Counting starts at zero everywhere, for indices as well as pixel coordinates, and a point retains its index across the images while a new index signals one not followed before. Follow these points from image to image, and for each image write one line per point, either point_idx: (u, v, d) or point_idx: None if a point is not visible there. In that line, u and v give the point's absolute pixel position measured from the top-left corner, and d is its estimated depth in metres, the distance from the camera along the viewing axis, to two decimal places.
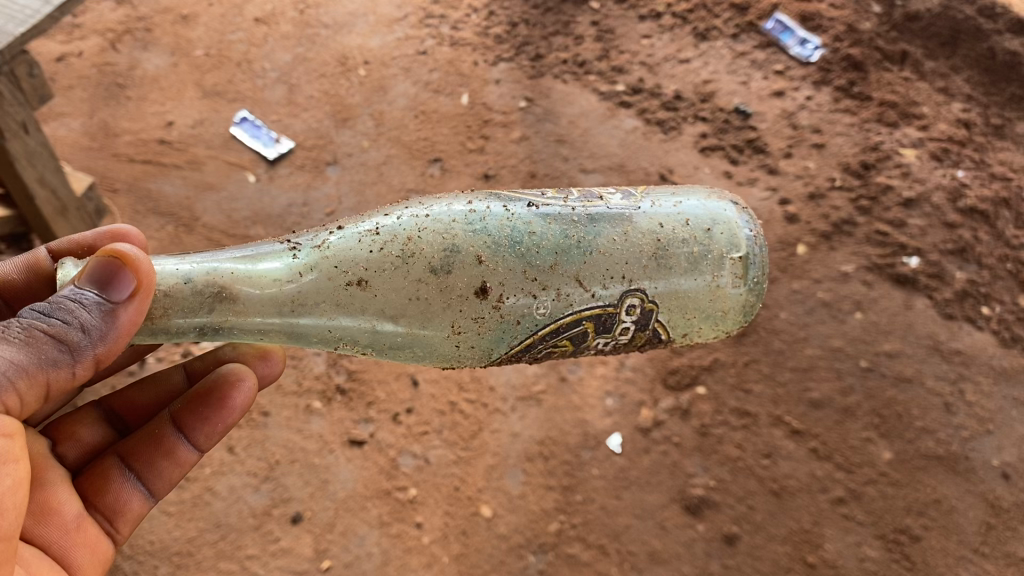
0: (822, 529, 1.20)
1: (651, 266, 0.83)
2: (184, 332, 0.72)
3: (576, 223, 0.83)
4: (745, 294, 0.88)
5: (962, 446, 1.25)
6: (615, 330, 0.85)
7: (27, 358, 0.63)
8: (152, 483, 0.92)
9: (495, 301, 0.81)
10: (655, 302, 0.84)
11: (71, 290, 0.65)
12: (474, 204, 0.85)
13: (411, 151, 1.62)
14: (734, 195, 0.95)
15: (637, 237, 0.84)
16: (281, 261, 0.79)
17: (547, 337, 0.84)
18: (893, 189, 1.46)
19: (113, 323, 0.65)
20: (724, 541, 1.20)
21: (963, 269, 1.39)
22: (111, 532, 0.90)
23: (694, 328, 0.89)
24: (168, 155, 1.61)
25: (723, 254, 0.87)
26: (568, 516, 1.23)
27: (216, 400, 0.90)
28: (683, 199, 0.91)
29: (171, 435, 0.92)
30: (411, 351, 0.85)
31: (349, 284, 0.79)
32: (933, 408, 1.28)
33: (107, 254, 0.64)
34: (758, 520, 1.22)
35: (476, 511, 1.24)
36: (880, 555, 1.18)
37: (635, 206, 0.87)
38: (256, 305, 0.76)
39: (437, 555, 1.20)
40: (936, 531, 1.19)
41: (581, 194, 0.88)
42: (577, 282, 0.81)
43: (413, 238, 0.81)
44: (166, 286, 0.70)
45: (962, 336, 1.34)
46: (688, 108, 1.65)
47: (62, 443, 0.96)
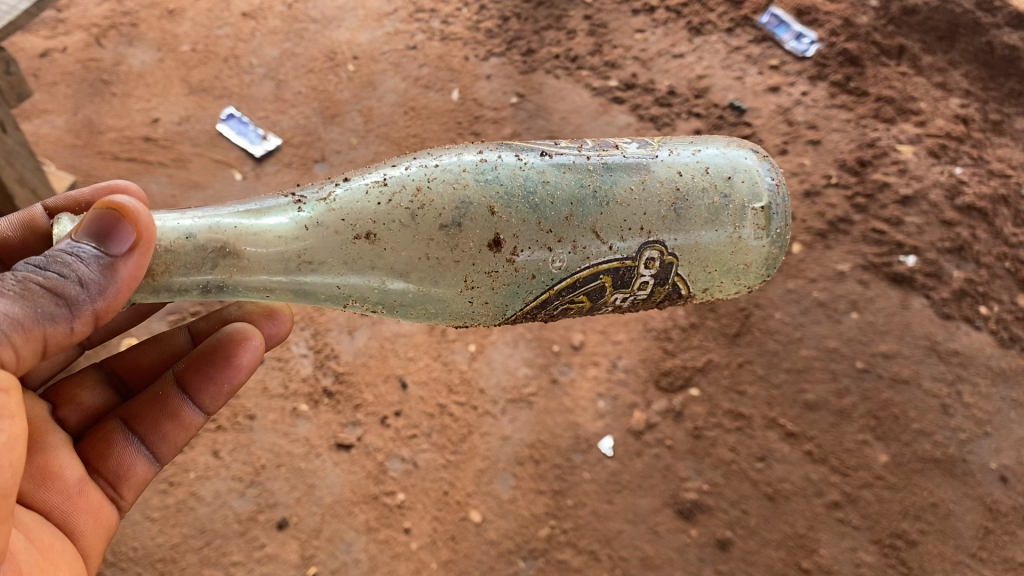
0: (817, 534, 1.18)
1: (672, 215, 0.80)
2: (187, 289, 0.71)
3: (591, 172, 0.80)
4: (768, 245, 0.85)
5: (959, 449, 1.23)
6: (634, 287, 0.83)
7: (23, 310, 0.61)
8: (157, 446, 0.93)
9: (509, 255, 0.79)
10: (675, 255, 0.81)
11: (68, 243, 0.63)
12: (485, 154, 0.83)
13: (400, 148, 1.59)
14: (755, 144, 0.91)
15: (655, 186, 0.81)
16: (287, 215, 0.78)
17: (563, 292, 0.82)
18: (890, 187, 1.44)
19: (112, 277, 0.63)
20: (717, 546, 1.18)
21: (961, 268, 1.36)
22: (115, 498, 0.90)
23: (715, 282, 0.87)
24: (153, 153, 1.58)
25: (745, 204, 0.84)
26: (559, 520, 1.21)
27: (222, 359, 0.91)
28: (702, 148, 0.88)
29: (175, 397, 0.93)
30: (423, 308, 0.84)
31: (357, 238, 0.78)
32: (931, 410, 1.26)
33: (105, 206, 0.63)
34: (752, 525, 1.20)
35: (466, 516, 1.22)
36: (876, 560, 1.16)
37: (651, 154, 0.84)
38: (261, 262, 0.75)
39: (426, 561, 1.18)
40: (933, 535, 1.17)
41: (596, 143, 0.85)
42: (594, 234, 0.79)
43: (423, 190, 0.80)
44: (169, 241, 0.69)
45: (960, 336, 1.32)
46: (682, 103, 1.62)
47: (64, 407, 0.96)
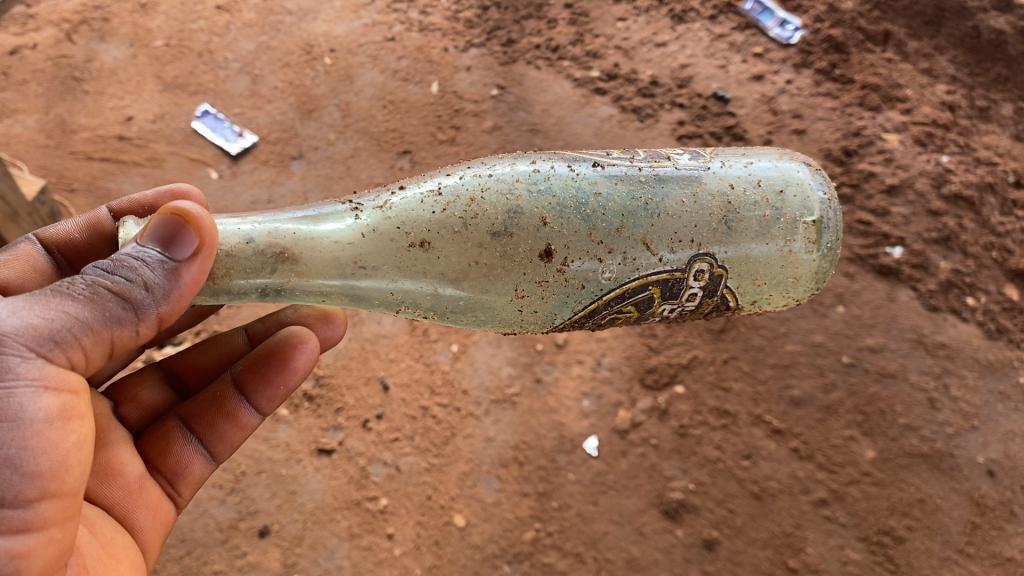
0: (803, 532, 1.17)
1: (723, 228, 0.78)
2: (246, 293, 0.71)
3: (644, 184, 0.79)
4: (818, 260, 0.83)
5: (947, 443, 1.22)
6: (682, 298, 0.81)
7: (92, 314, 0.61)
8: (214, 446, 0.93)
9: (560, 265, 0.77)
10: (725, 268, 0.80)
11: (134, 247, 0.63)
12: (537, 164, 0.82)
13: (379, 143, 1.57)
14: (810, 158, 0.89)
15: (707, 199, 0.79)
16: (344, 222, 0.77)
17: (612, 302, 0.81)
18: (876, 176, 1.42)
19: (177, 282, 0.63)
20: (703, 547, 1.17)
21: (947, 259, 1.35)
22: (174, 495, 0.90)
23: (764, 295, 0.84)
24: (127, 152, 1.55)
25: (796, 218, 0.82)
26: (544, 523, 1.20)
27: (278, 362, 0.90)
28: (756, 159, 0.85)
29: (232, 398, 0.93)
30: (474, 315, 0.83)
31: (411, 246, 0.76)
32: (917, 404, 1.25)
33: (169, 212, 0.62)
34: (738, 524, 1.18)
35: (450, 521, 1.20)
36: (863, 558, 1.15)
37: (705, 166, 0.82)
38: (319, 267, 0.74)
39: (410, 566, 1.17)
40: (921, 532, 1.16)
41: (647, 153, 0.83)
42: (644, 246, 0.77)
43: (476, 199, 0.78)
44: (229, 246, 0.68)
45: (947, 329, 1.31)
46: (665, 94, 1.60)
47: (124, 405, 0.95)
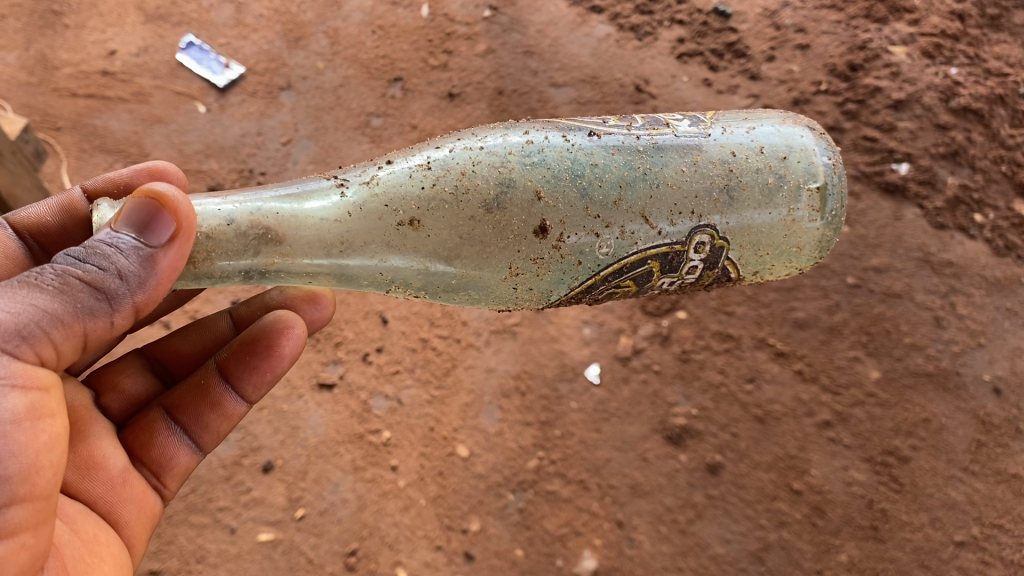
0: (808, 454, 1.17)
1: (723, 199, 0.77)
2: (228, 276, 0.69)
3: (641, 154, 0.77)
4: (822, 229, 0.81)
5: (952, 362, 1.20)
6: (682, 272, 0.79)
7: (62, 306, 0.60)
8: (199, 436, 0.93)
9: (556, 242, 0.76)
10: (726, 239, 0.78)
11: (107, 233, 0.62)
12: (530, 134, 0.79)
13: (369, 71, 1.52)
14: (815, 121, 0.86)
15: (707, 168, 0.77)
16: (330, 200, 0.74)
17: (609, 277, 0.79)
18: (882, 91, 1.37)
19: (152, 269, 0.62)
20: (707, 471, 1.17)
21: (956, 174, 1.31)
22: (159, 487, 0.90)
23: (766, 265, 0.82)
24: (112, 87, 1.51)
25: (800, 184, 0.79)
26: (547, 451, 1.20)
27: (264, 349, 0.91)
28: (756, 123, 0.82)
29: (217, 386, 0.93)
30: (467, 294, 0.81)
31: (401, 224, 0.75)
32: (923, 323, 1.23)
33: (143, 195, 0.61)
34: (742, 448, 1.18)
35: (453, 451, 1.20)
36: (868, 478, 1.14)
37: (705, 133, 0.79)
38: (305, 246, 0.72)
39: (414, 498, 1.17)
40: (925, 451, 1.15)
41: (646, 120, 0.80)
42: (643, 219, 0.75)
43: (468, 172, 0.76)
44: (210, 227, 0.66)
45: (954, 247, 1.28)
46: (663, 10, 1.54)
47: (106, 394, 0.95)
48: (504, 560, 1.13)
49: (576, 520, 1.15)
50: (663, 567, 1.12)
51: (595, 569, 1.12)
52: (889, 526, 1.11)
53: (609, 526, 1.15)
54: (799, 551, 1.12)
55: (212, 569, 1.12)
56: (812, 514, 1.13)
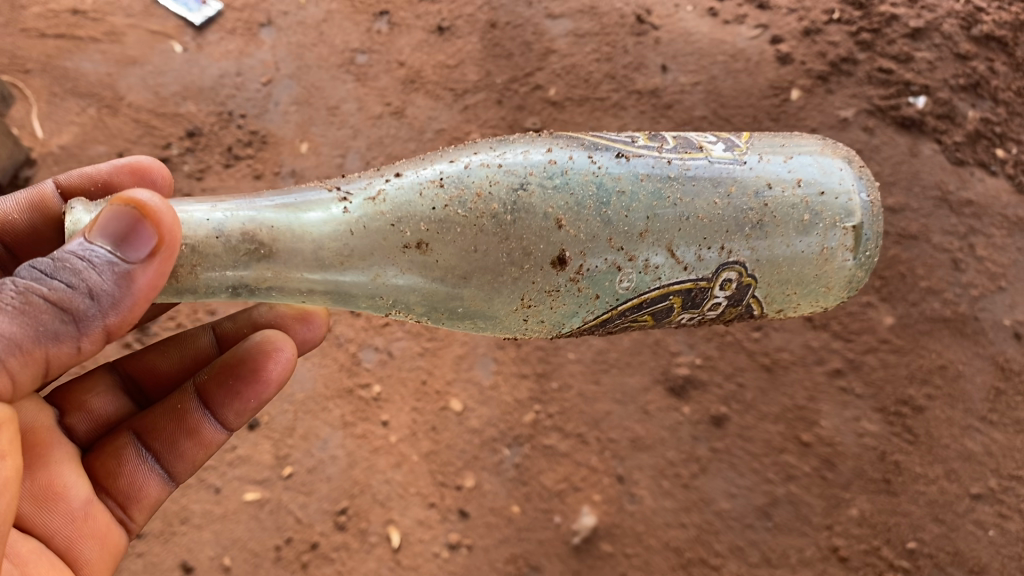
0: (817, 405, 1.12)
1: (756, 234, 0.71)
2: (215, 292, 0.63)
3: (671, 180, 0.71)
4: (853, 269, 0.75)
5: (971, 306, 1.14)
6: (704, 309, 0.74)
7: (22, 330, 0.54)
8: (172, 465, 0.86)
9: (574, 274, 0.70)
10: (754, 277, 0.72)
11: (80, 243, 0.55)
12: (554, 153, 0.73)
13: (353, 3, 1.43)
14: (853, 152, 0.80)
15: (741, 200, 0.71)
16: (329, 213, 0.68)
17: (627, 312, 0.73)
18: (898, 19, 1.25)
19: (128, 287, 0.56)
20: (712, 423, 1.12)
21: (976, 107, 1.22)
22: (124, 521, 0.83)
23: (791, 304, 0.77)
24: (84, 27, 1.40)
25: (834, 222, 0.74)
26: (544, 405, 1.14)
27: (248, 372, 0.83)
28: (792, 150, 0.77)
29: (195, 412, 0.85)
30: (472, 322, 0.74)
31: (407, 247, 0.68)
32: (941, 266, 1.16)
33: (123, 203, 0.55)
34: (748, 399, 1.13)
35: (446, 406, 1.15)
36: (880, 429, 1.09)
37: (740, 159, 0.73)
38: (300, 263, 0.65)
39: (406, 454, 1.12)
40: (941, 400, 1.09)
41: (678, 141, 0.74)
42: (668, 252, 0.70)
43: (484, 194, 0.70)
44: (197, 238, 0.60)
45: (974, 184, 1.20)
46: None
47: (72, 414, 0.87)
48: (500, 517, 1.09)
49: (574, 475, 1.11)
50: (665, 523, 1.08)
51: (595, 526, 1.07)
52: (902, 478, 1.07)
53: (608, 481, 1.10)
54: (808, 505, 1.07)
55: (196, 530, 1.08)
56: (821, 467, 1.09)
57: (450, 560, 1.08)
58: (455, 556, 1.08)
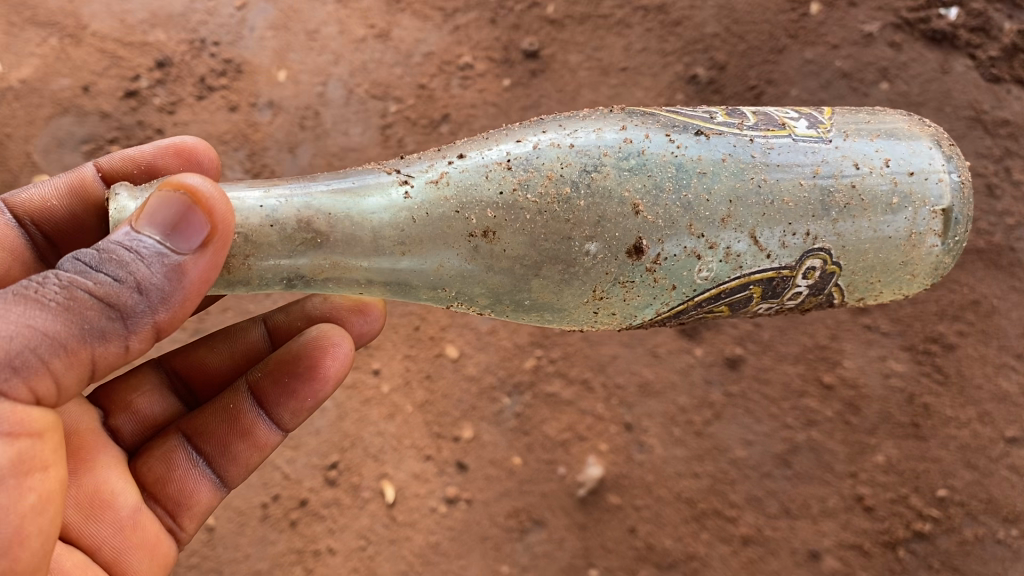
0: (840, 344, 1.03)
1: (843, 220, 0.62)
2: (269, 284, 0.59)
3: (755, 158, 0.62)
4: (940, 256, 0.65)
5: (1007, 236, 1.04)
6: (784, 299, 0.66)
7: (67, 327, 0.49)
8: (225, 469, 0.79)
9: (651, 263, 0.62)
10: (840, 264, 0.63)
11: (126, 232, 0.51)
12: (629, 131, 0.64)
13: None
14: (943, 130, 0.69)
15: (829, 180, 0.62)
16: (388, 198, 0.62)
17: (704, 303, 0.65)
18: None
19: (179, 281, 0.52)
20: (726, 366, 1.04)
21: (1014, 19, 1.06)
22: (174, 529, 0.77)
23: (873, 292, 0.67)
24: None
25: (924, 204, 0.63)
26: (546, 349, 1.06)
27: (305, 369, 0.77)
28: (878, 125, 0.66)
29: (248, 412, 0.79)
30: (540, 314, 0.68)
31: (472, 234, 0.62)
32: (973, 193, 1.06)
33: (173, 188, 0.52)
34: (766, 338, 1.04)
35: (441, 353, 1.06)
36: (908, 369, 1.01)
37: (826, 137, 0.64)
38: (362, 251, 0.61)
39: (400, 404, 1.05)
40: (974, 337, 1.01)
41: (760, 117, 0.65)
42: (752, 239, 0.61)
43: (555, 177, 0.62)
44: (250, 226, 0.56)
45: (1011, 103, 1.07)
46: None
47: (116, 415, 0.80)
48: (500, 469, 1.02)
49: (579, 423, 1.03)
50: (677, 473, 1.01)
51: (601, 477, 1.01)
52: (931, 423, 0.99)
53: (616, 429, 1.03)
54: (830, 452, 1.00)
55: None
56: (844, 412, 1.01)
57: (449, 516, 1.01)
58: (454, 511, 1.01)
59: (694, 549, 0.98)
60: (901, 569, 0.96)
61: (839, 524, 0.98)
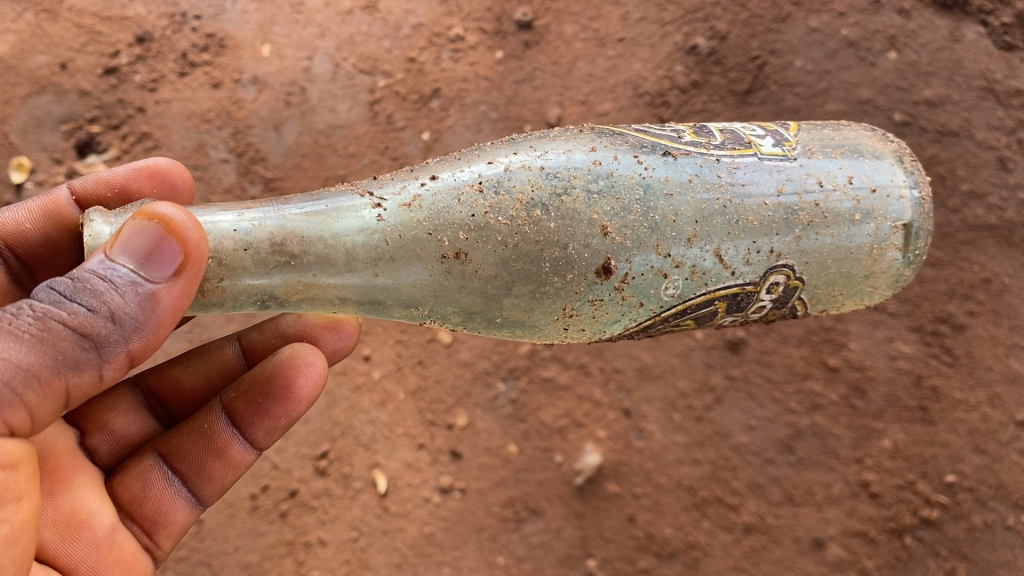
0: (846, 326, 1.00)
1: (806, 237, 0.63)
2: (242, 305, 0.58)
3: (721, 178, 0.62)
4: (901, 268, 0.66)
5: (1019, 212, 0.98)
6: (747, 313, 0.66)
7: (41, 359, 0.48)
8: (201, 488, 0.77)
9: (619, 283, 0.62)
10: (802, 279, 0.64)
11: (100, 261, 0.50)
12: (598, 151, 0.64)
13: None
14: (906, 145, 0.70)
15: (793, 199, 0.63)
16: (360, 221, 0.61)
17: (670, 318, 0.65)
18: None
19: (153, 309, 0.51)
20: (728, 348, 1.01)
21: None
22: (150, 548, 0.75)
23: (835, 304, 0.68)
24: None
25: (885, 219, 0.64)
26: None
27: (279, 390, 0.75)
28: (841, 143, 0.67)
29: (223, 431, 0.77)
30: (510, 331, 0.68)
31: (444, 256, 0.61)
32: (985, 166, 1.01)
33: (147, 218, 0.51)
34: (768, 320, 1.01)
35: (434, 338, 1.03)
36: (916, 350, 0.98)
37: (791, 156, 0.65)
38: (332, 275, 0.60)
39: (392, 391, 1.02)
40: (985, 318, 0.97)
41: (726, 136, 0.65)
42: (717, 257, 0.61)
43: (526, 199, 0.61)
44: (222, 251, 0.55)
45: None
46: None
47: (93, 434, 0.78)
48: (495, 458, 1.00)
49: (576, 410, 1.00)
50: (677, 460, 0.98)
51: (599, 465, 0.98)
52: (940, 406, 0.96)
53: (614, 416, 1.00)
54: (835, 437, 0.97)
55: None
56: (850, 395, 0.98)
57: (443, 506, 0.99)
58: (448, 501, 0.99)
59: (694, 538, 0.95)
60: (908, 557, 0.93)
61: (844, 511, 0.95)
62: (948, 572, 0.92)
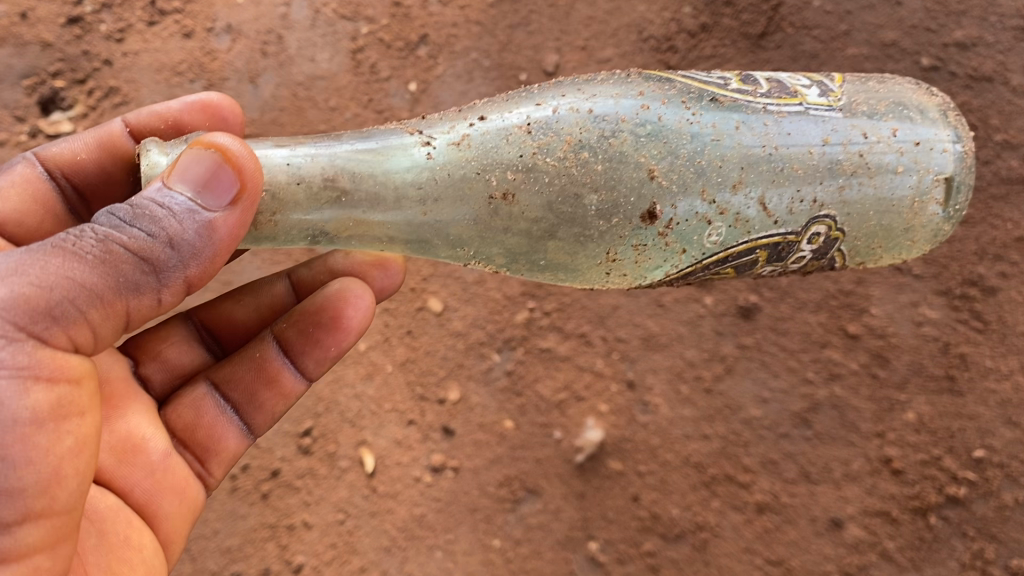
0: (867, 290, 0.92)
1: (850, 187, 0.58)
2: (293, 241, 0.55)
3: (767, 126, 0.57)
4: (942, 224, 0.60)
5: None
6: (788, 264, 0.61)
7: (102, 279, 0.47)
8: (253, 418, 0.73)
9: (664, 228, 0.58)
10: (845, 230, 0.59)
11: (157, 189, 0.48)
12: (646, 94, 0.59)
13: None
14: (952, 100, 0.64)
15: (839, 150, 0.57)
16: (412, 158, 0.57)
17: (711, 267, 0.60)
18: None
19: (210, 237, 0.50)
20: (740, 315, 0.93)
21: None
22: (202, 475, 0.72)
23: (874, 258, 0.62)
24: None
25: (927, 172, 0.59)
26: (539, 300, 0.95)
27: (329, 320, 0.71)
28: (887, 95, 0.61)
29: (274, 360, 0.72)
30: (553, 275, 0.63)
31: (492, 197, 0.58)
32: (1021, 113, 0.92)
33: (204, 147, 0.49)
34: (784, 285, 0.93)
35: (424, 306, 0.96)
36: (943, 316, 0.91)
37: (839, 105, 0.59)
38: (382, 213, 0.57)
39: (379, 363, 0.95)
40: (1019, 280, 0.89)
41: (775, 81, 0.59)
42: (760, 205, 0.57)
43: (574, 141, 0.57)
44: (275, 183, 0.52)
45: None
46: None
47: (145, 363, 0.74)
48: (490, 434, 0.93)
49: (576, 382, 0.94)
50: (684, 435, 0.91)
51: (601, 442, 0.92)
52: (969, 374, 0.89)
53: (617, 388, 0.93)
54: (854, 410, 0.90)
55: None
56: (870, 364, 0.91)
57: (434, 485, 0.92)
58: (440, 481, 0.93)
59: (703, 518, 0.89)
60: (932, 538, 0.86)
61: (863, 489, 0.88)
62: (976, 554, 0.85)
